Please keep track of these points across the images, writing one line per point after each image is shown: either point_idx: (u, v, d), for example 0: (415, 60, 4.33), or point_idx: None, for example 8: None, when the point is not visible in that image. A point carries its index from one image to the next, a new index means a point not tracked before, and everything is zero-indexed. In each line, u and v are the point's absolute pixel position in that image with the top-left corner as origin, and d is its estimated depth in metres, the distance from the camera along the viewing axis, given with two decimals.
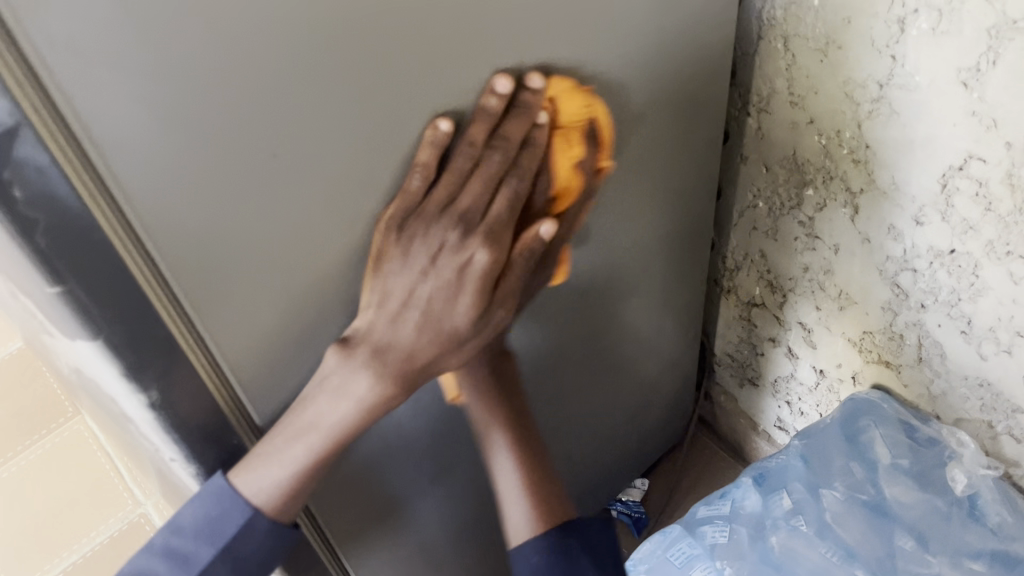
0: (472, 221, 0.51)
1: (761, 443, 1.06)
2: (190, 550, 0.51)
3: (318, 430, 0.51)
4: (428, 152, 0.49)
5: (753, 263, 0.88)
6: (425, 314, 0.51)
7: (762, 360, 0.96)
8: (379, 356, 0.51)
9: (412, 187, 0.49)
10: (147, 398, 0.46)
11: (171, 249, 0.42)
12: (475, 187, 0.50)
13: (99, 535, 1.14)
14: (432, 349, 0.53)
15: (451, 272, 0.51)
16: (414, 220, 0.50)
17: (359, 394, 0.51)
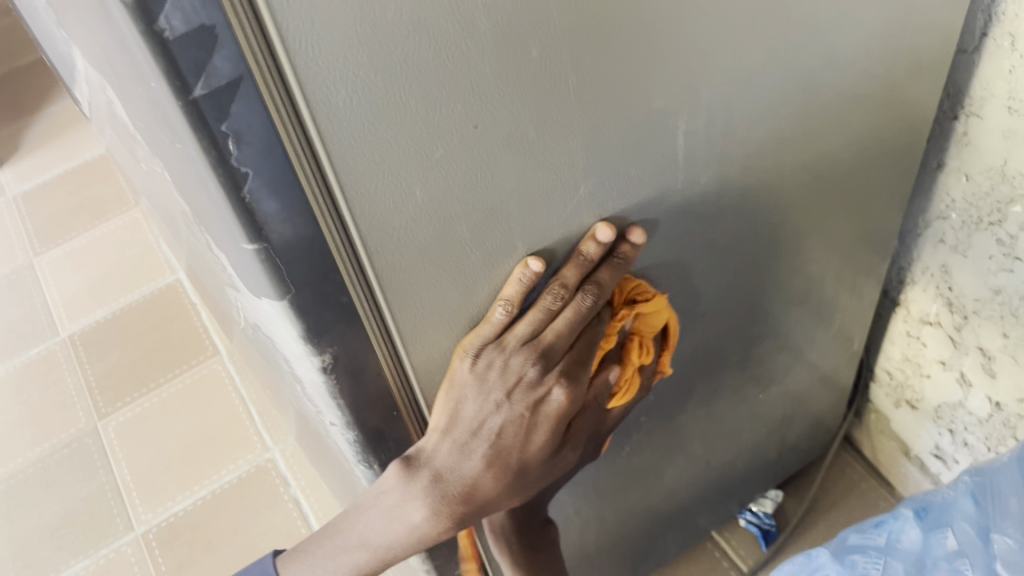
0: (553, 358, 0.50)
1: (910, 469, 0.99)
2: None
3: (363, 548, 0.51)
4: (518, 289, 0.48)
5: (933, 278, 0.81)
6: (493, 446, 0.50)
7: (927, 382, 0.89)
8: (438, 485, 0.50)
9: (497, 318, 0.49)
10: (319, 361, 0.45)
11: (362, 214, 0.40)
12: (558, 326, 0.49)
13: (228, 474, 1.18)
14: (495, 483, 0.51)
15: (524, 408, 0.50)
16: (492, 350, 0.49)
17: (412, 523, 0.50)
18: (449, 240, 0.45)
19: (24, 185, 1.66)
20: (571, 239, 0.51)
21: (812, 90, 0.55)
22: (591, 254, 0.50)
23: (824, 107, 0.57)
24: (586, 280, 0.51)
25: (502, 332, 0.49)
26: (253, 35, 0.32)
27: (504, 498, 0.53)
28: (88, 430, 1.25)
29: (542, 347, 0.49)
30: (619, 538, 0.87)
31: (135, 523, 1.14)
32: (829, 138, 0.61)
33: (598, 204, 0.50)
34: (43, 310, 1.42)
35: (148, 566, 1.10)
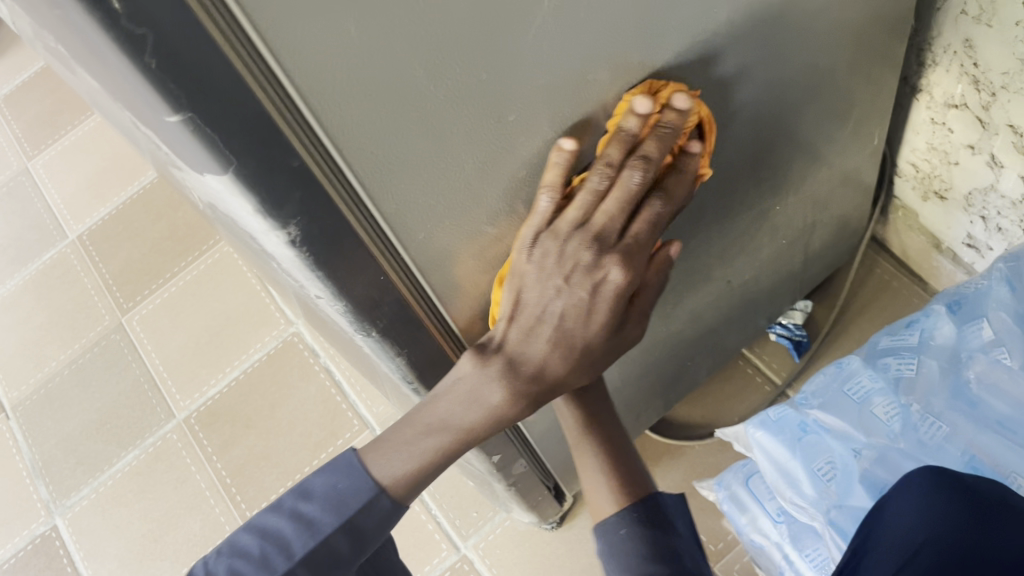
0: (606, 241, 0.49)
1: (942, 262, 0.95)
2: (314, 516, 0.50)
3: (446, 432, 0.51)
4: (559, 172, 0.49)
5: (955, 56, 0.75)
6: (559, 329, 0.50)
7: (956, 171, 0.84)
8: (511, 369, 0.50)
9: (544, 206, 0.50)
10: (285, 235, 0.42)
11: (292, 56, 0.36)
12: (609, 208, 0.49)
13: (256, 352, 1.18)
14: (563, 365, 0.51)
15: (585, 292, 0.50)
16: (547, 237, 0.50)
17: (491, 406, 0.51)
18: (402, 80, 0.40)
19: (4, 89, 1.60)
20: (541, 59, 0.45)
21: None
22: (633, 128, 0.48)
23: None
24: (631, 155, 0.49)
25: (554, 217, 0.50)
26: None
27: (571, 380, 0.53)
28: (114, 326, 1.26)
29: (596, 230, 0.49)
30: (646, 370, 0.86)
31: (175, 410, 1.16)
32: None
33: (567, 16, 0.44)
34: (47, 214, 1.40)
35: (195, 449, 1.13)
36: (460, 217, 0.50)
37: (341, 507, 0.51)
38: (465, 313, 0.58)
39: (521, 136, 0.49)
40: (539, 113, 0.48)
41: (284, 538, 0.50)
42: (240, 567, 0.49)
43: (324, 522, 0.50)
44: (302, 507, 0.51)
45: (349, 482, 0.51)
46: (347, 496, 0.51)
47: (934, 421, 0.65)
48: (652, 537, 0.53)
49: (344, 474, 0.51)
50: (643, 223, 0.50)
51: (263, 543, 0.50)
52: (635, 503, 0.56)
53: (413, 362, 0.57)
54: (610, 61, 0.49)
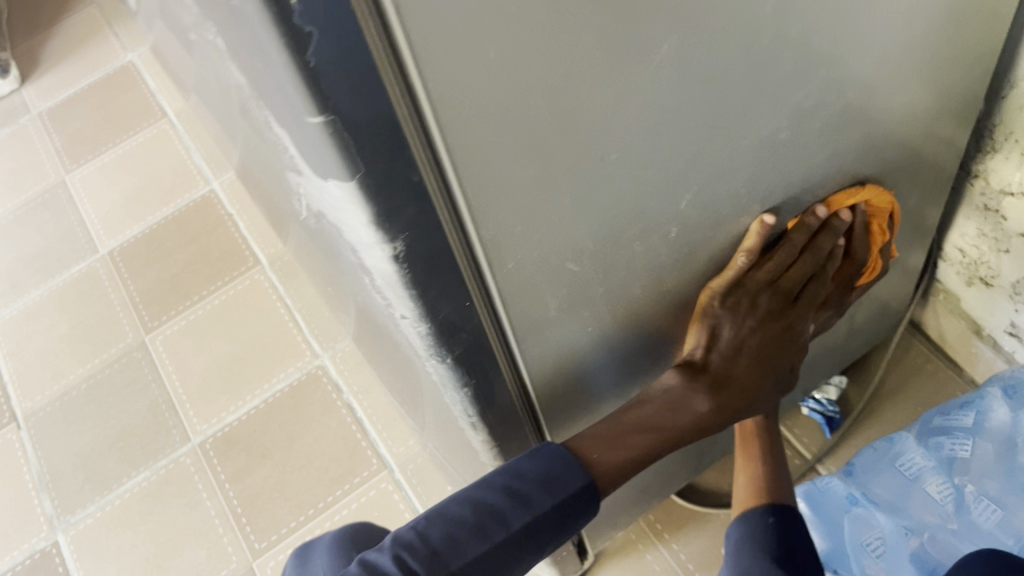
0: (787, 297, 0.64)
1: (981, 348, 0.95)
2: (529, 493, 0.52)
3: (659, 427, 0.59)
4: (758, 240, 0.62)
5: (1017, 144, 0.76)
6: (753, 359, 0.63)
7: (1006, 258, 0.85)
8: (719, 385, 0.61)
9: (740, 264, 0.62)
10: (390, 250, 0.42)
11: (432, 70, 0.36)
12: (793, 275, 0.64)
13: (279, 382, 1.17)
14: (752, 390, 0.63)
15: (771, 333, 0.63)
16: (740, 289, 0.62)
17: (698, 411, 0.60)
18: (524, 105, 0.41)
19: (47, 103, 1.62)
20: (649, 101, 0.46)
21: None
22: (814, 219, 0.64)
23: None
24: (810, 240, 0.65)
25: (743, 276, 0.62)
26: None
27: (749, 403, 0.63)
28: (136, 344, 1.25)
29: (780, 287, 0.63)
30: None
31: (192, 434, 1.15)
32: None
33: (679, 61, 0.45)
34: (80, 227, 1.40)
35: (209, 475, 1.11)
36: (549, 252, 0.50)
37: (559, 488, 0.52)
38: (533, 350, 0.57)
39: (619, 176, 0.49)
40: (638, 157, 0.49)
41: (500, 510, 0.51)
42: (456, 532, 0.50)
43: (537, 501, 0.51)
44: (517, 484, 0.52)
45: (561, 467, 0.53)
46: (560, 479, 0.53)
47: (989, 504, 0.65)
48: (794, 534, 0.57)
49: (558, 460, 0.53)
50: (810, 291, 0.66)
51: (478, 513, 0.51)
52: (782, 504, 0.60)
53: (478, 394, 0.56)
54: (710, 110, 0.50)
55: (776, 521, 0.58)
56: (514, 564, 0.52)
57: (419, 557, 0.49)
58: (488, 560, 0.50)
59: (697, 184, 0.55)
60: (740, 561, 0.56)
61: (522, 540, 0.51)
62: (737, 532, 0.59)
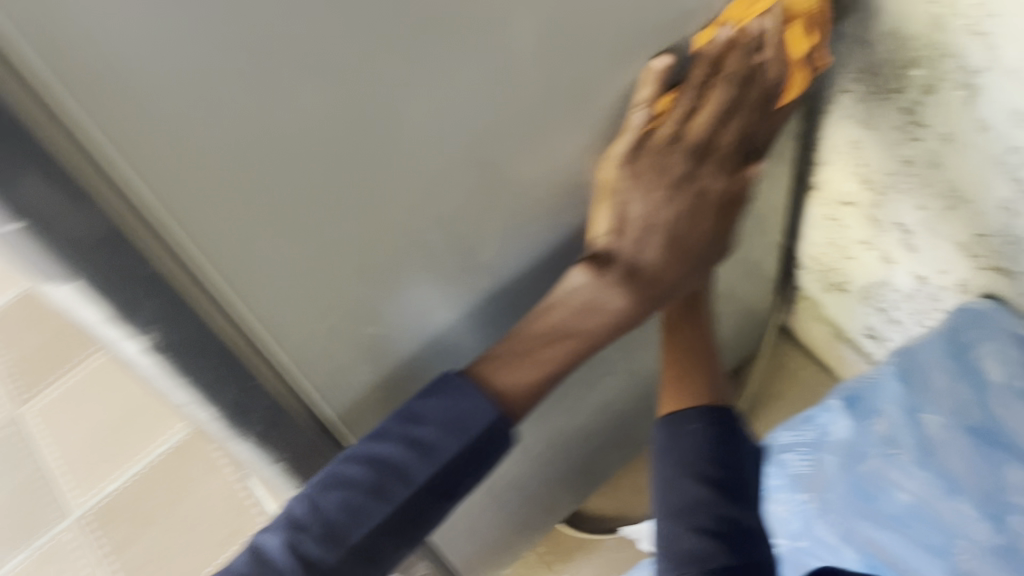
0: (704, 151, 0.53)
1: (846, 351, 0.97)
2: (432, 441, 0.49)
3: (575, 335, 0.55)
4: (654, 89, 0.50)
5: (844, 155, 0.77)
6: (668, 237, 0.54)
7: (852, 264, 0.86)
8: (632, 276, 0.54)
9: (637, 120, 0.51)
10: (143, 342, 0.40)
11: (145, 169, 0.35)
12: (704, 120, 0.51)
13: (161, 445, 1.14)
14: (676, 267, 0.55)
15: (687, 200, 0.54)
16: (643, 153, 0.52)
17: (611, 311, 0.54)
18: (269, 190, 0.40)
19: None
20: (416, 166, 0.45)
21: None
22: (714, 47, 0.49)
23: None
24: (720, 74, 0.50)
25: (645, 136, 0.51)
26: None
27: (677, 279, 0.56)
28: (9, 418, 1.20)
29: (696, 141, 0.52)
30: (553, 465, 0.85)
31: (71, 508, 1.10)
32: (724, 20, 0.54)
33: (442, 131, 0.44)
34: None
35: (89, 549, 1.07)
36: (337, 317, 0.50)
37: (464, 430, 0.49)
38: (339, 402, 0.56)
39: (400, 237, 0.48)
40: (418, 218, 0.48)
41: (400, 466, 0.48)
42: (354, 499, 0.47)
43: (443, 446, 0.49)
44: (416, 433, 0.49)
45: (467, 404, 0.50)
46: (465, 419, 0.49)
47: (830, 517, 0.69)
48: (719, 443, 0.57)
49: (460, 397, 0.50)
50: (732, 130, 0.53)
51: (376, 472, 0.48)
52: (713, 408, 0.59)
53: (294, 466, 0.55)
54: (491, 165, 0.49)
55: (699, 427, 0.58)
56: (427, 515, 0.50)
57: (316, 539, 0.47)
58: (397, 519, 0.48)
59: (495, 232, 0.54)
60: (665, 475, 0.57)
61: (430, 490, 0.49)
62: (663, 438, 0.59)
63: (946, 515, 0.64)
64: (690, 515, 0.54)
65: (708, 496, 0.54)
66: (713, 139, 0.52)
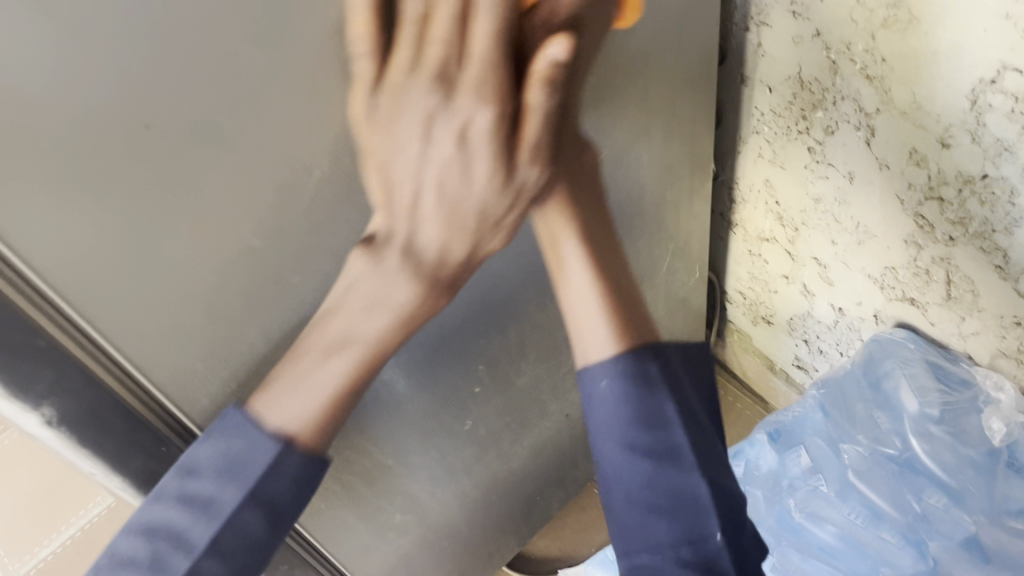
0: (450, 76, 0.41)
1: (778, 383, 0.99)
2: (210, 493, 0.45)
3: (361, 346, 0.49)
4: (368, 21, 0.39)
5: (760, 194, 0.80)
6: (445, 196, 0.46)
7: (776, 297, 0.89)
8: (411, 254, 0.47)
9: (362, 68, 0.40)
10: (40, 418, 0.40)
11: (32, 246, 0.35)
12: (440, 32, 0.40)
13: (95, 506, 1.11)
14: (461, 235, 0.49)
15: (452, 140, 0.44)
16: (384, 92, 0.42)
17: (396, 301, 0.49)
18: (169, 259, 0.40)
19: None
20: (321, 228, 0.46)
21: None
22: None
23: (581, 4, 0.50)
24: None
25: (382, 73, 0.41)
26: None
27: (483, 214, 0.49)
28: None
29: (439, 61, 0.41)
30: (491, 511, 0.84)
31: None
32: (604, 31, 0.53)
33: (343, 191, 0.45)
34: None
35: None
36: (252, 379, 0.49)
37: (242, 472, 0.46)
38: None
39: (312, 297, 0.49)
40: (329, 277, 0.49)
41: (176, 529, 0.45)
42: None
43: (223, 497, 0.45)
44: (190, 487, 0.45)
45: (245, 445, 0.46)
46: (244, 459, 0.46)
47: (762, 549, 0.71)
48: (639, 397, 0.52)
49: (236, 434, 0.46)
50: (486, 30, 0.41)
51: (150, 543, 0.44)
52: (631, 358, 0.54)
53: None
54: None
55: (610, 384, 0.53)
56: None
57: None
58: None
59: None
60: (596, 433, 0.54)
61: (220, 550, 0.45)
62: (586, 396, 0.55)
63: (870, 544, 0.66)
64: (626, 486, 0.50)
65: (643, 464, 0.50)
66: (458, 54, 0.41)
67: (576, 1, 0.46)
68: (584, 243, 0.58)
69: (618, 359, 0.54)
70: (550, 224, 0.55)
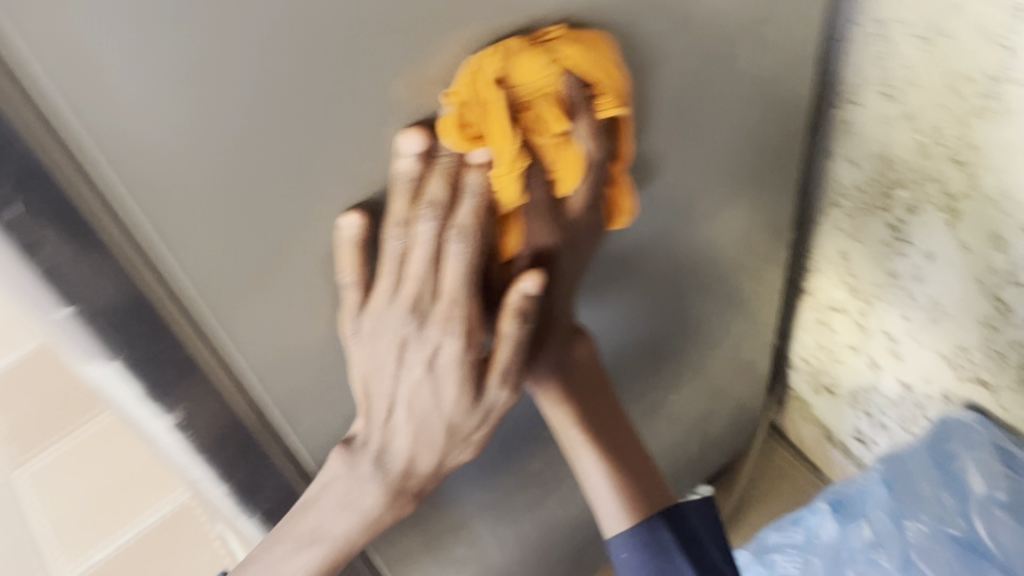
0: (424, 311, 0.43)
1: (836, 454, 0.99)
2: None
3: (327, 544, 0.50)
4: (354, 255, 0.42)
5: (835, 265, 0.81)
6: (416, 417, 0.48)
7: (841, 368, 0.89)
8: (382, 467, 0.49)
9: (348, 282, 0.43)
10: (170, 420, 0.43)
11: (189, 260, 0.38)
12: (415, 271, 0.42)
13: (152, 515, 1.13)
14: (429, 453, 0.50)
15: (422, 368, 0.45)
16: (366, 317, 0.44)
17: (366, 506, 0.50)
18: (298, 279, 0.43)
19: None
20: None
21: (676, 23, 0.48)
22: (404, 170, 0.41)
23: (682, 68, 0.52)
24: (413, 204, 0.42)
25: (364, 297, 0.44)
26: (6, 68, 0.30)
27: (459, 438, 0.50)
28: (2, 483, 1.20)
29: (413, 294, 0.43)
30: (545, 555, 0.85)
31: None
32: (708, 96, 0.55)
33: None
34: None
35: None
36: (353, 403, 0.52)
37: None
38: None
39: None
40: None
41: None
42: None
43: None
44: None
45: None
46: None
47: None
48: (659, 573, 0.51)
49: None
50: (456, 277, 0.42)
51: None
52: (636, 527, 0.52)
53: None
54: None
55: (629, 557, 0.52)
56: None
57: None
58: None
59: None
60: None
61: None
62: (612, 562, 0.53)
63: None
64: None
65: None
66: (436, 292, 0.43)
67: (574, 226, 0.48)
68: (584, 419, 0.55)
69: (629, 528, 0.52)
70: (560, 425, 0.56)
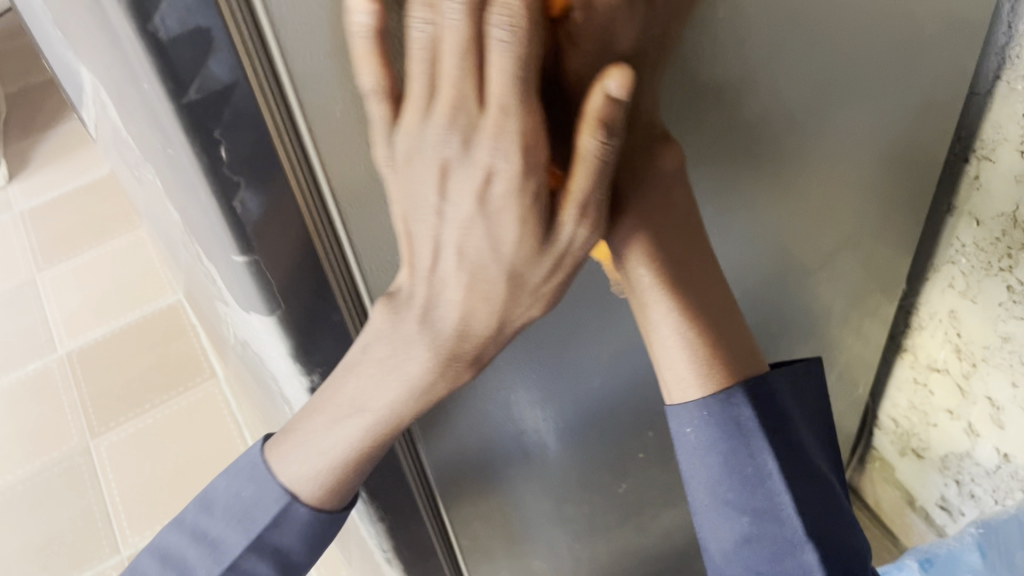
0: (468, 118, 0.33)
1: (916, 520, 0.96)
2: (218, 535, 0.46)
3: (369, 414, 0.41)
4: (368, 50, 0.33)
5: (941, 323, 0.80)
6: (470, 267, 0.36)
7: (933, 431, 0.87)
8: (428, 323, 0.38)
9: (368, 86, 0.34)
10: (307, 381, 0.45)
11: (356, 228, 0.41)
12: (450, 66, 0.32)
13: None
14: (493, 311, 0.38)
15: (472, 199, 0.34)
16: (400, 134, 0.34)
17: (412, 371, 0.40)
18: None
19: (29, 203, 1.66)
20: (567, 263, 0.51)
21: (820, 41, 0.51)
22: None
23: (796, 87, 0.53)
24: None
25: (397, 113, 0.35)
26: (239, 11, 0.32)
27: (531, 297, 0.38)
28: (80, 449, 1.23)
29: (452, 98, 0.32)
30: None
31: (121, 546, 1.12)
32: (838, 122, 0.57)
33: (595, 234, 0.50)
34: (40, 327, 1.41)
35: None
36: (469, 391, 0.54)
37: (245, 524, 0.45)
38: (444, 476, 0.58)
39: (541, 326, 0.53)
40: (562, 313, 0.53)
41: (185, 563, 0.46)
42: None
43: (228, 544, 0.45)
44: (203, 523, 0.46)
45: (254, 490, 0.45)
46: (251, 509, 0.45)
47: None
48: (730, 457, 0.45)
49: (250, 479, 0.45)
50: (507, 79, 0.31)
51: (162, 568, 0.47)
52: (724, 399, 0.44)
53: (392, 532, 0.57)
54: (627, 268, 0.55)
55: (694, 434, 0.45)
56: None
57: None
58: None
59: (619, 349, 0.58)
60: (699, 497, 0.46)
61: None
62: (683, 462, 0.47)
63: None
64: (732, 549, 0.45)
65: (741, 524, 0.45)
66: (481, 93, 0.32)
67: None
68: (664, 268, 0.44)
69: (708, 403, 0.44)
70: (630, 269, 0.44)
